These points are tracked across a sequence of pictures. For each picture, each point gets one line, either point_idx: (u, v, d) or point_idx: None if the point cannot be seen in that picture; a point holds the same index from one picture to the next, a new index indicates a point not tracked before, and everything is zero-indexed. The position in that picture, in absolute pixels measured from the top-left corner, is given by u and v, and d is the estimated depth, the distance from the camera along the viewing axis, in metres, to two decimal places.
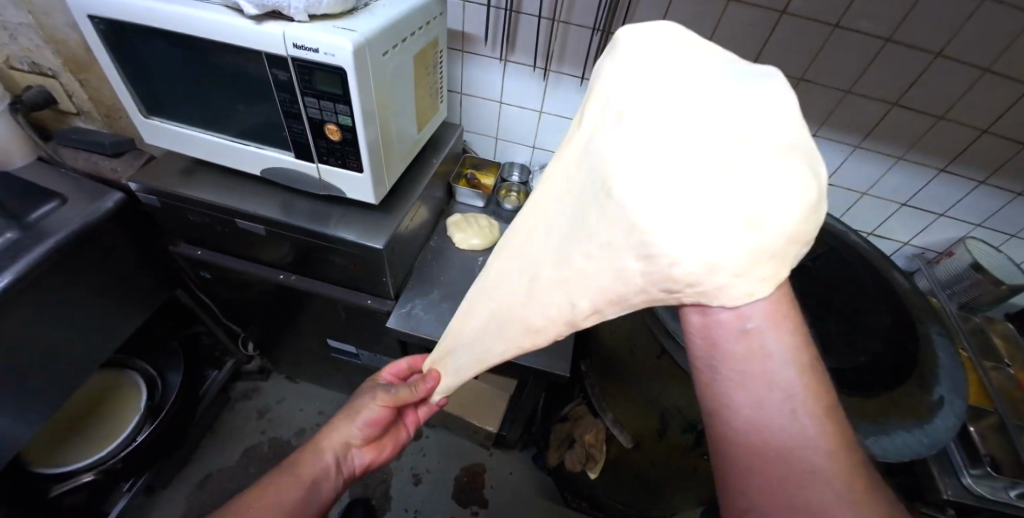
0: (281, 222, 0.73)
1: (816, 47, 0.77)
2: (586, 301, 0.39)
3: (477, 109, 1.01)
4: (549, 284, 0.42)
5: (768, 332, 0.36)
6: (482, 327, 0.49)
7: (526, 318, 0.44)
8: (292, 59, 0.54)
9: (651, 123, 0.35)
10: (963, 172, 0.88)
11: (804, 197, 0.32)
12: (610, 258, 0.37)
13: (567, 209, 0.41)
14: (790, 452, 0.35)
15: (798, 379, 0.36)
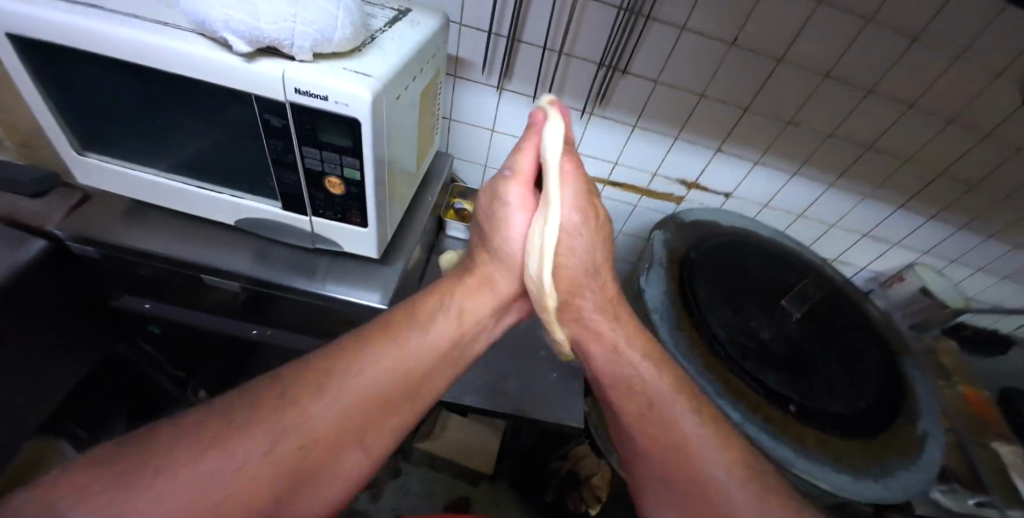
0: (260, 278, 0.63)
1: (807, 94, 0.81)
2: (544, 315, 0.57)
3: (465, 135, 0.93)
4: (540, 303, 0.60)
5: (644, 368, 0.54)
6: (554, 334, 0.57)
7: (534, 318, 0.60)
8: (291, 104, 0.45)
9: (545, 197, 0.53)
10: (917, 208, 0.97)
11: None
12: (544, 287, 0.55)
13: None
14: (678, 461, 0.49)
15: (682, 407, 0.52)
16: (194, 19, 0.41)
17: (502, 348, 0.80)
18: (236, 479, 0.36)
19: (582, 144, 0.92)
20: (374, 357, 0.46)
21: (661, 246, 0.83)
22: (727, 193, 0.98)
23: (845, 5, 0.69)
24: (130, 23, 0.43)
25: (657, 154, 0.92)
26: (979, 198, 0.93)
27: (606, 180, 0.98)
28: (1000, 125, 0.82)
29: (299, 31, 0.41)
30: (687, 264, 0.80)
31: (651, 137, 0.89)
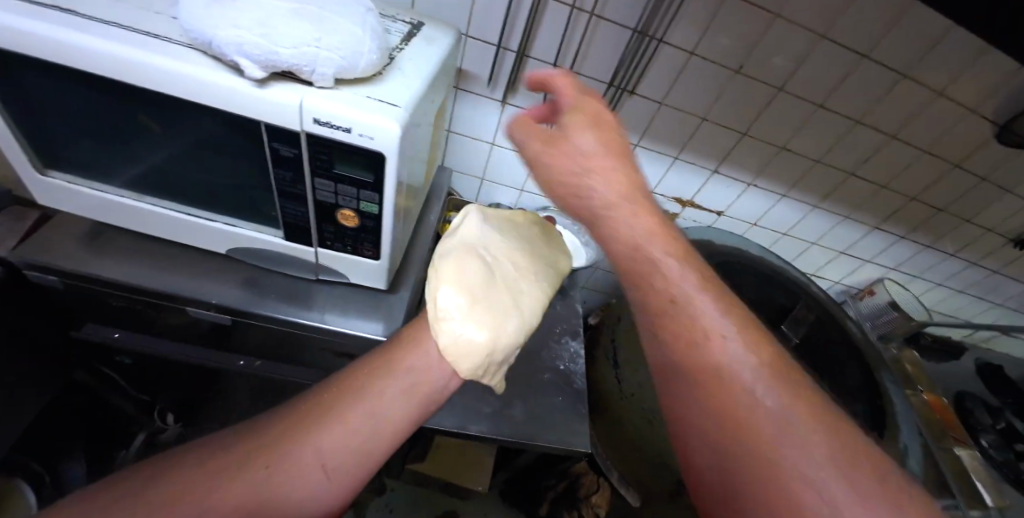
0: (253, 312, 0.58)
1: (802, 121, 0.83)
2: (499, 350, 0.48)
3: (462, 148, 0.89)
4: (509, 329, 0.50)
5: (728, 334, 0.40)
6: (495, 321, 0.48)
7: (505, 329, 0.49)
8: (307, 134, 0.41)
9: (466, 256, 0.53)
10: (890, 228, 1.03)
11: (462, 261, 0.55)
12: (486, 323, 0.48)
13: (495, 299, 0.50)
14: (748, 425, 0.36)
15: (752, 351, 0.39)
16: (201, 40, 0.37)
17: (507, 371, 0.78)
18: None
19: None
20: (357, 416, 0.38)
21: None
22: (719, 211, 1.00)
23: (843, 41, 0.72)
24: (117, 37, 0.38)
25: (655, 173, 0.92)
26: (942, 220, 1.01)
27: None
28: (968, 157, 0.88)
29: (323, 57, 0.38)
30: None
31: (652, 155, 0.89)
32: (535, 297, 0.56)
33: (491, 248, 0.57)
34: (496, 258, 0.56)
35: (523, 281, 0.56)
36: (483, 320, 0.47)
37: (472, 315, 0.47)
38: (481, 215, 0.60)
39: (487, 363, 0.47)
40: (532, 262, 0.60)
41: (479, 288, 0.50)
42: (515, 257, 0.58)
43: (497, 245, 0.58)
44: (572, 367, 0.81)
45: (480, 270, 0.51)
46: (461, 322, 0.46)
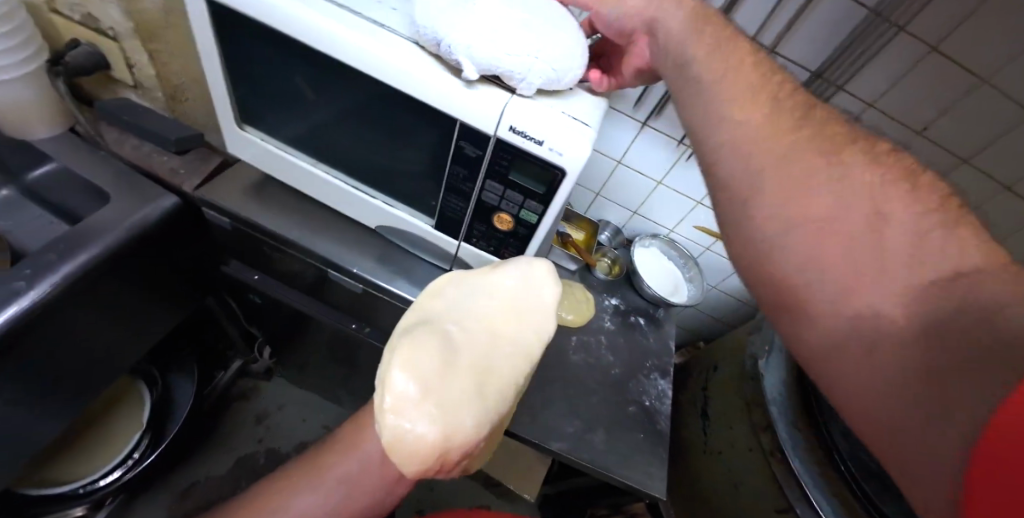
0: (383, 287, 0.61)
1: (977, 200, 0.73)
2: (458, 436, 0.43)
3: (588, 160, 0.88)
4: (471, 414, 0.43)
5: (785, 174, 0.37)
6: (462, 419, 0.43)
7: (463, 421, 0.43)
8: (497, 139, 0.42)
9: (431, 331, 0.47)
10: None
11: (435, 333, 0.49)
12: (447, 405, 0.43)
13: (452, 383, 0.44)
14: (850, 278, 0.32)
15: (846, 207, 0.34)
16: (429, 38, 0.39)
17: (592, 394, 0.76)
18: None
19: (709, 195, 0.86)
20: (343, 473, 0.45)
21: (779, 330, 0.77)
22: None
23: None
24: (348, 22, 0.41)
25: None
26: None
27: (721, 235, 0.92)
28: None
29: (537, 68, 0.38)
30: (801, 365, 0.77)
31: None
32: (515, 373, 0.47)
33: (465, 319, 0.48)
34: (467, 329, 0.48)
35: (499, 353, 0.47)
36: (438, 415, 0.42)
37: (424, 408, 0.42)
38: (454, 280, 0.52)
39: (444, 456, 0.42)
40: (522, 321, 0.49)
41: (435, 380, 0.43)
42: (498, 319, 0.49)
43: (472, 310, 0.49)
44: (658, 406, 0.78)
45: (441, 353, 0.45)
46: (413, 418, 0.41)
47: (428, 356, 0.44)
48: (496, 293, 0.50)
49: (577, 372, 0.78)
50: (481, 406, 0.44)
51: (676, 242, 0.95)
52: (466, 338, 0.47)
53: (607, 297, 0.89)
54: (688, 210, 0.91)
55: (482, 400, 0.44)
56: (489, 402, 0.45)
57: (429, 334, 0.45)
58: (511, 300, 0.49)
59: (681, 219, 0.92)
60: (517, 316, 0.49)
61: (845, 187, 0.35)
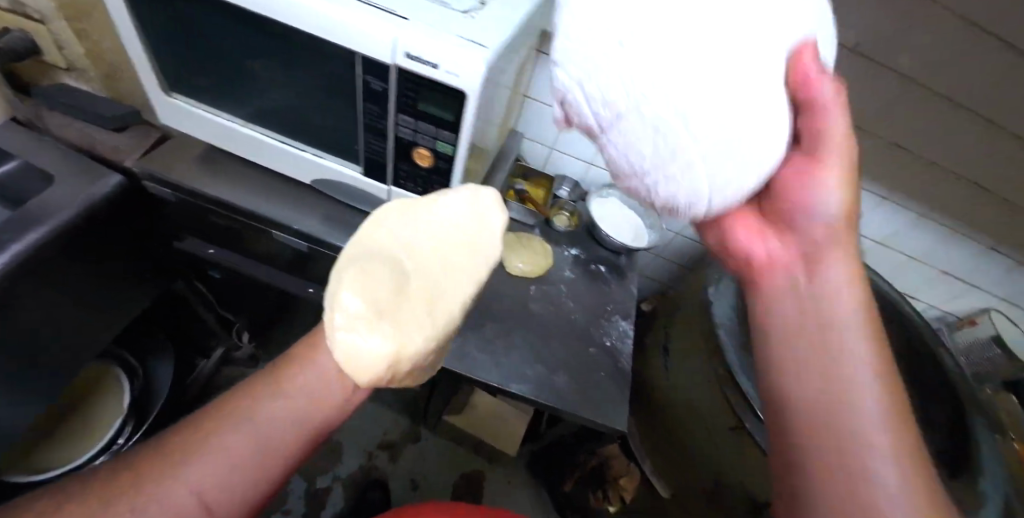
0: (329, 242, 0.63)
1: (921, 117, 0.72)
2: (412, 352, 0.43)
3: (537, 114, 0.88)
4: (423, 330, 0.44)
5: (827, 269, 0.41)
6: (416, 337, 0.43)
7: (414, 336, 0.43)
8: (397, 69, 0.43)
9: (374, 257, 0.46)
10: (1008, 252, 0.89)
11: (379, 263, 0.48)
12: (398, 323, 0.43)
13: (402, 304, 0.44)
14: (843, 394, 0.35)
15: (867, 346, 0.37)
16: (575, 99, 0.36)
17: (553, 339, 0.77)
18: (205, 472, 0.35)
19: None
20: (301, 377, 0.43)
21: None
22: None
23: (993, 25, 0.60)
24: None
25: None
26: None
27: None
28: None
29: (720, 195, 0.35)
30: None
31: None
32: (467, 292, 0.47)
33: (412, 246, 0.48)
34: (415, 258, 0.48)
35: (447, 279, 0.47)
36: (390, 329, 0.42)
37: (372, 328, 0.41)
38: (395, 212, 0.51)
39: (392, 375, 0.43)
40: (472, 249, 0.48)
41: (384, 299, 0.43)
42: (447, 245, 0.49)
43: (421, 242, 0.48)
44: (620, 346, 0.79)
45: (388, 278, 0.45)
46: (362, 337, 0.41)
47: (377, 278, 0.44)
48: (446, 222, 0.49)
49: (537, 320, 0.78)
50: (433, 325, 0.45)
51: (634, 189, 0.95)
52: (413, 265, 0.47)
53: (567, 247, 0.90)
54: None
55: (433, 320, 0.45)
56: (441, 320, 0.45)
57: (372, 260, 0.45)
58: (459, 227, 0.49)
59: None
60: (466, 244, 0.48)
61: (857, 335, 0.38)
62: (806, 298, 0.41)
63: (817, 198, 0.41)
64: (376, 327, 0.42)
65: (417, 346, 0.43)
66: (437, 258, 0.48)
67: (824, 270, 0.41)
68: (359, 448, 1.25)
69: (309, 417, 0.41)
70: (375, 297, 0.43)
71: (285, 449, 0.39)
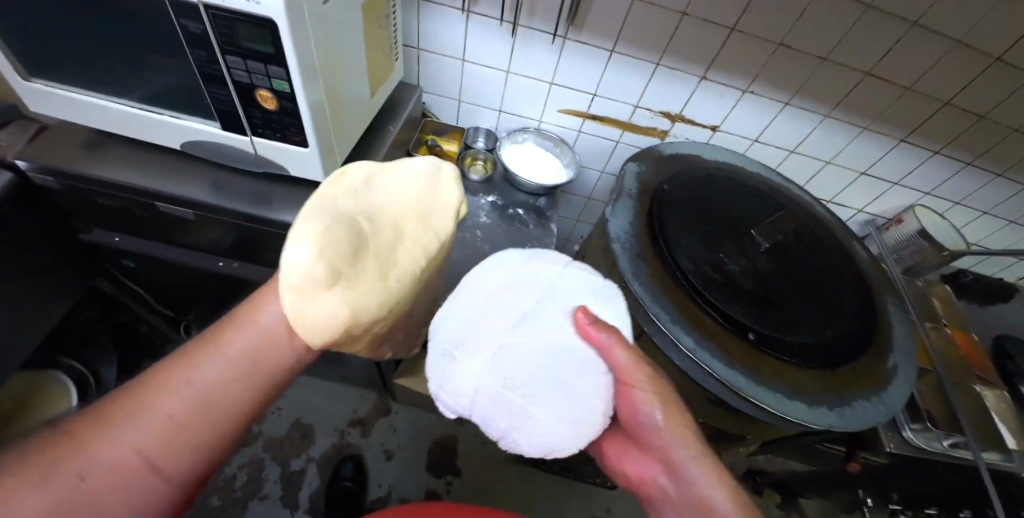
0: (213, 208, 0.63)
1: (800, 11, 0.72)
2: (366, 318, 0.43)
3: (435, 66, 0.88)
4: (382, 297, 0.45)
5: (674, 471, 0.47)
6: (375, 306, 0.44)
7: (371, 302, 0.44)
8: (205, 6, 0.43)
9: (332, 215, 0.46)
10: (919, 142, 0.90)
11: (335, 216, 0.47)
12: (358, 286, 0.43)
13: (366, 269, 0.44)
14: None
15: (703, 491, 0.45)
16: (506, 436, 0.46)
17: None
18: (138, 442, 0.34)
19: (558, 74, 0.86)
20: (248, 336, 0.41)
21: (632, 178, 0.76)
22: (714, 127, 0.92)
23: None
24: None
25: (636, 84, 0.86)
26: (987, 130, 0.86)
27: (586, 114, 0.93)
28: (1014, 46, 0.73)
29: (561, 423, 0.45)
30: (657, 197, 0.73)
31: (632, 63, 0.83)
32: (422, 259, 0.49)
33: (373, 212, 0.48)
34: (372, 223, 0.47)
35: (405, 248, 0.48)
36: (349, 291, 0.42)
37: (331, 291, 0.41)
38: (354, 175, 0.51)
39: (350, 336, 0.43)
40: (425, 219, 0.51)
41: (345, 260, 0.42)
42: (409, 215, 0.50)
43: (370, 207, 0.49)
44: None
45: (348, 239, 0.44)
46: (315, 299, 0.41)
47: (337, 237, 0.42)
48: (401, 190, 0.52)
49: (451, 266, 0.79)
50: (391, 289, 0.45)
51: (546, 131, 0.96)
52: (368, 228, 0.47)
53: (483, 195, 0.91)
54: (547, 95, 0.91)
55: (393, 284, 0.46)
56: (399, 287, 0.46)
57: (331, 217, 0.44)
58: (418, 201, 0.51)
59: (544, 107, 0.93)
60: (421, 214, 0.51)
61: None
62: (683, 508, 0.47)
63: (640, 413, 0.49)
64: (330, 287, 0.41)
65: (371, 312, 0.44)
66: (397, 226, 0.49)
67: (685, 471, 0.47)
68: (331, 428, 1.27)
69: (253, 379, 0.40)
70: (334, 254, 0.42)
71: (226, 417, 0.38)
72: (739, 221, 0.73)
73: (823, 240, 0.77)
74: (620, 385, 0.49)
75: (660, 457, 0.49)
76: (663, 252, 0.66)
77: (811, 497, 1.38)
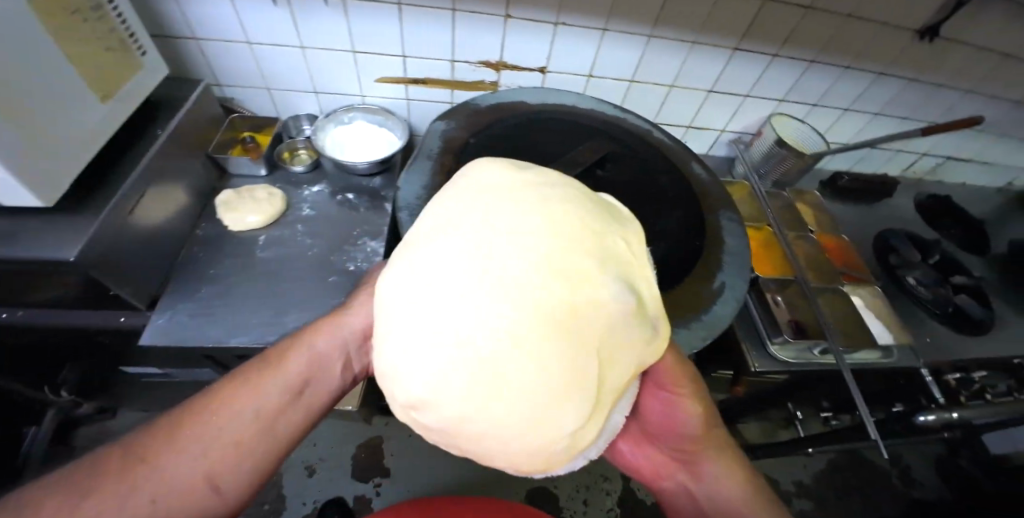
0: None
1: None
2: (455, 336, 0.34)
3: (224, 56, 0.80)
4: (472, 326, 0.34)
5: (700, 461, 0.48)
6: (452, 337, 0.34)
7: (464, 327, 0.34)
8: None
9: (504, 225, 0.38)
10: (754, 47, 0.85)
11: (524, 214, 0.39)
12: (476, 307, 0.34)
13: (497, 276, 0.35)
14: None
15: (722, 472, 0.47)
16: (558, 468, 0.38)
17: (285, 282, 0.71)
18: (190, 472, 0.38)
19: (356, 40, 0.79)
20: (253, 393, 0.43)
21: (436, 136, 0.70)
22: (543, 68, 0.86)
23: None
24: None
25: (443, 36, 0.79)
26: (817, 23, 0.82)
27: (406, 79, 0.86)
28: None
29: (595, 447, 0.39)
30: (460, 152, 0.68)
31: (427, 13, 0.75)
32: (500, 305, 0.34)
33: (524, 233, 0.37)
34: (615, 344, 0.36)
35: (509, 306, 0.34)
36: (474, 303, 0.34)
37: (414, 388, 0.35)
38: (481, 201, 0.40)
39: (418, 421, 0.36)
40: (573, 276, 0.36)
41: (515, 268, 0.35)
42: (552, 246, 0.37)
43: (650, 323, 0.39)
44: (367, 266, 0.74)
45: (575, 376, 0.34)
46: (488, 413, 0.33)
47: (521, 235, 0.37)
48: (545, 229, 0.38)
49: (267, 268, 0.72)
50: (479, 307, 0.34)
51: (371, 105, 0.89)
52: (565, 324, 0.34)
53: (308, 186, 0.84)
54: (357, 65, 0.83)
55: (484, 308, 0.34)
56: (479, 320, 0.34)
57: (524, 226, 0.38)
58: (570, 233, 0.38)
59: (358, 78, 0.85)
60: (570, 273, 0.36)
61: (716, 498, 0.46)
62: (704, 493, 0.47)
63: (667, 416, 0.48)
64: (474, 284, 0.35)
65: (459, 331, 0.34)
66: (527, 249, 0.36)
67: (704, 462, 0.48)
68: None
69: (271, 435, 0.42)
70: (496, 260, 0.35)
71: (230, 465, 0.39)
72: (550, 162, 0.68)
73: (646, 167, 0.72)
74: (649, 386, 0.48)
75: (681, 452, 0.49)
76: None
77: (749, 423, 1.38)
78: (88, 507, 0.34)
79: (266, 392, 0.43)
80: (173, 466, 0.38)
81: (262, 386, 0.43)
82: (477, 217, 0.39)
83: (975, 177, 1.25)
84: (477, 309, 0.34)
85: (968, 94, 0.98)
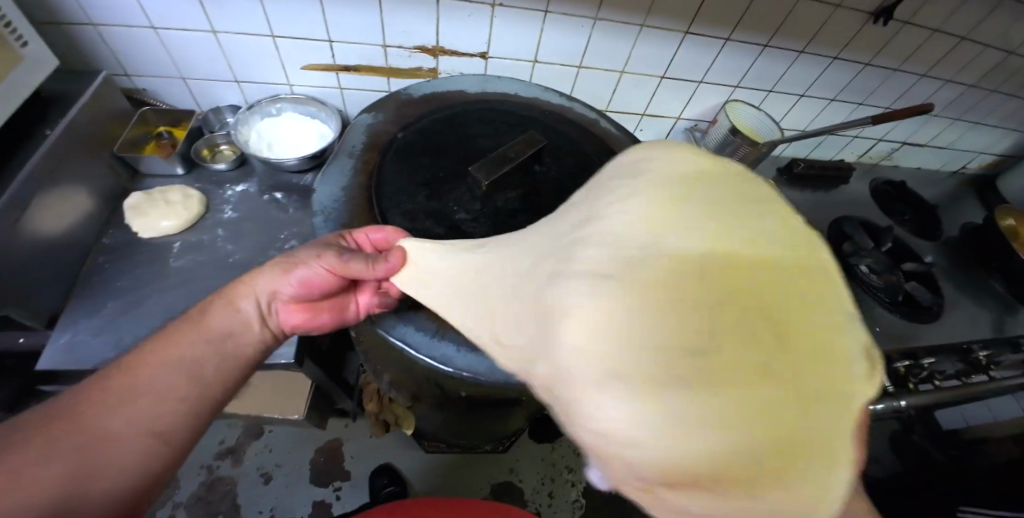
0: None
1: None
2: (624, 319, 0.28)
3: (126, 43, 0.72)
4: (651, 316, 0.27)
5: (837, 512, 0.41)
6: (614, 325, 0.28)
7: (637, 317, 0.28)
8: None
9: (678, 210, 0.32)
10: (705, 31, 0.81)
11: (687, 201, 0.32)
12: (643, 294, 0.28)
13: (669, 261, 0.29)
14: None
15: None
16: None
17: (201, 291, 0.66)
18: (79, 446, 0.36)
19: (274, 24, 0.72)
20: (168, 357, 0.43)
21: (361, 131, 0.65)
22: (484, 54, 0.81)
23: None
24: None
25: (370, 21, 0.72)
26: (770, 5, 0.78)
27: (335, 66, 0.79)
28: None
29: None
30: (385, 148, 0.63)
31: None
32: (677, 291, 0.28)
33: (698, 218, 0.31)
34: (841, 339, 0.27)
35: (679, 298, 0.28)
36: (644, 290, 0.28)
37: (584, 392, 0.27)
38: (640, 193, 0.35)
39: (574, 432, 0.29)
40: (765, 264, 0.29)
41: (689, 255, 0.29)
42: (731, 235, 0.30)
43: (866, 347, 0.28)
44: None
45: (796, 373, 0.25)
46: (660, 425, 0.25)
47: (688, 218, 0.31)
48: (721, 214, 0.31)
49: (182, 277, 0.67)
50: (655, 295, 0.28)
51: (301, 96, 0.83)
52: (769, 302, 0.27)
53: (232, 185, 0.77)
54: (280, 52, 0.76)
55: (658, 299, 0.28)
56: (655, 309, 0.28)
57: (694, 210, 0.32)
58: (747, 218, 0.31)
59: (283, 66, 0.78)
60: (761, 259, 0.29)
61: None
62: None
63: None
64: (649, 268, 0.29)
65: (632, 320, 0.28)
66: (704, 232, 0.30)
67: None
68: (197, 465, 1.15)
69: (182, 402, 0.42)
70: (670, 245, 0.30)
71: (135, 434, 0.39)
72: (482, 156, 0.63)
73: (589, 161, 0.68)
74: None
75: None
76: (376, 216, 0.56)
77: None
78: (33, 448, 0.35)
79: (176, 359, 0.43)
80: (109, 417, 0.39)
81: (192, 343, 0.45)
82: (638, 201, 0.34)
83: (930, 161, 1.26)
84: (647, 297, 0.28)
85: (923, 78, 0.96)
